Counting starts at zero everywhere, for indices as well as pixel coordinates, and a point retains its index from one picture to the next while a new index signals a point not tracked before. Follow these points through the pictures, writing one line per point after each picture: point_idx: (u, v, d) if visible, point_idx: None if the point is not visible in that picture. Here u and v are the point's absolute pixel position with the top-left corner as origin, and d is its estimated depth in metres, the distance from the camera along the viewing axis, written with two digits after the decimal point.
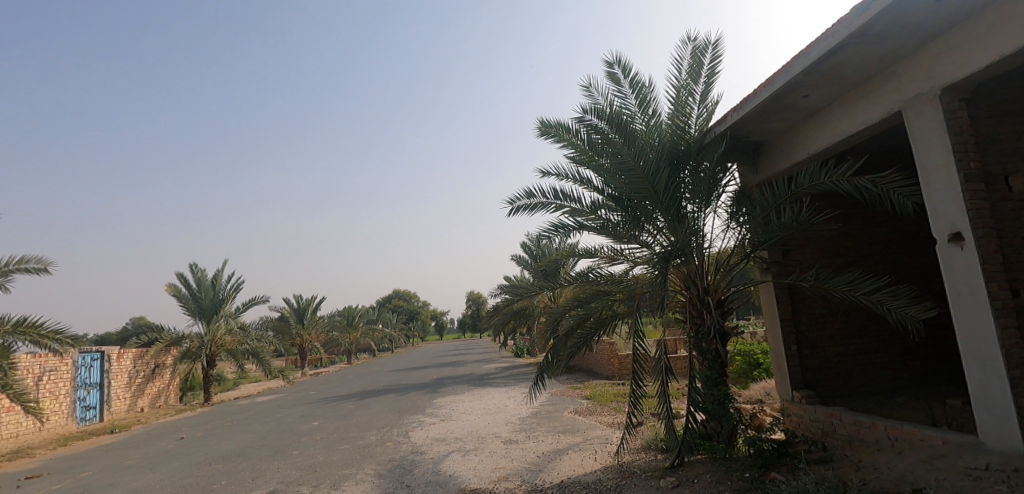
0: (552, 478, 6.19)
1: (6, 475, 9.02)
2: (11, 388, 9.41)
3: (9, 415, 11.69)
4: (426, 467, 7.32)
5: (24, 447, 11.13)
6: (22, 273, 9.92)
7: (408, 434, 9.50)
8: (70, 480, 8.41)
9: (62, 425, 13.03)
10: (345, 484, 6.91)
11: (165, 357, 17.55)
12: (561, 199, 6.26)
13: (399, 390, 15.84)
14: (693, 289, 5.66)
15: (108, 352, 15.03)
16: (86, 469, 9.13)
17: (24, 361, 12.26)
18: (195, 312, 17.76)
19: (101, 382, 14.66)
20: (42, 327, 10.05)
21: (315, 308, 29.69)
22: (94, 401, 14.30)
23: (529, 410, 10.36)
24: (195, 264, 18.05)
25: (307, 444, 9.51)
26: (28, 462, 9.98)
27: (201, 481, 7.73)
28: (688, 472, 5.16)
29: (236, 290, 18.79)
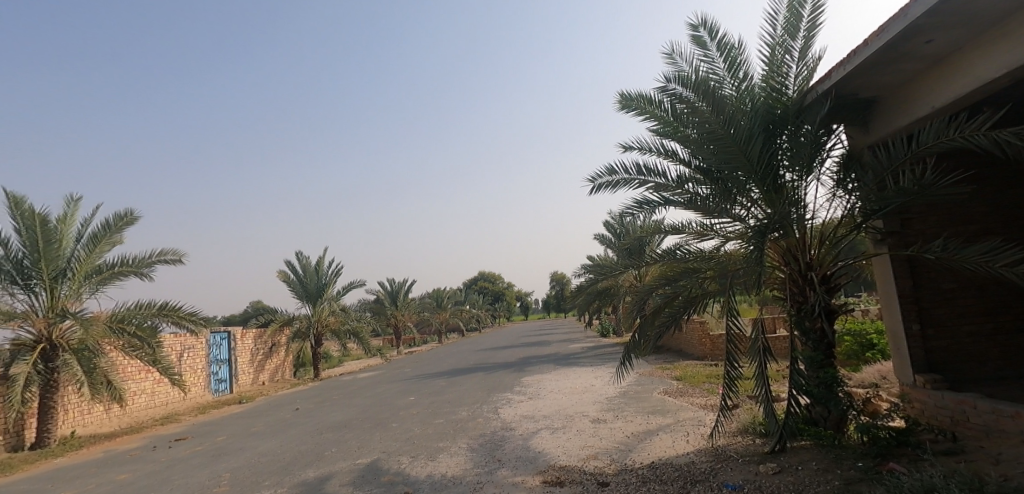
0: (642, 458, 6.06)
1: (160, 437, 10.33)
2: (160, 363, 10.98)
3: (160, 386, 13.37)
4: (516, 443, 7.47)
5: (172, 414, 12.71)
6: (163, 263, 11.19)
7: (498, 411, 9.71)
8: (208, 444, 9.44)
9: (201, 395, 14.73)
10: (440, 456, 7.20)
11: (280, 336, 19.20)
12: (645, 174, 6.02)
13: (486, 368, 16.22)
14: (794, 265, 5.24)
15: (234, 331, 16.62)
16: (221, 433, 10.24)
17: (169, 340, 13.84)
18: (301, 295, 19.18)
19: (230, 358, 16.30)
20: (180, 309, 11.26)
21: (406, 291, 31.13)
22: (224, 374, 15.96)
23: (617, 390, 10.23)
24: (301, 251, 19.50)
25: (404, 418, 10.00)
26: (175, 427, 11.35)
27: (315, 448, 8.39)
28: (791, 459, 4.84)
29: (337, 275, 20.05)
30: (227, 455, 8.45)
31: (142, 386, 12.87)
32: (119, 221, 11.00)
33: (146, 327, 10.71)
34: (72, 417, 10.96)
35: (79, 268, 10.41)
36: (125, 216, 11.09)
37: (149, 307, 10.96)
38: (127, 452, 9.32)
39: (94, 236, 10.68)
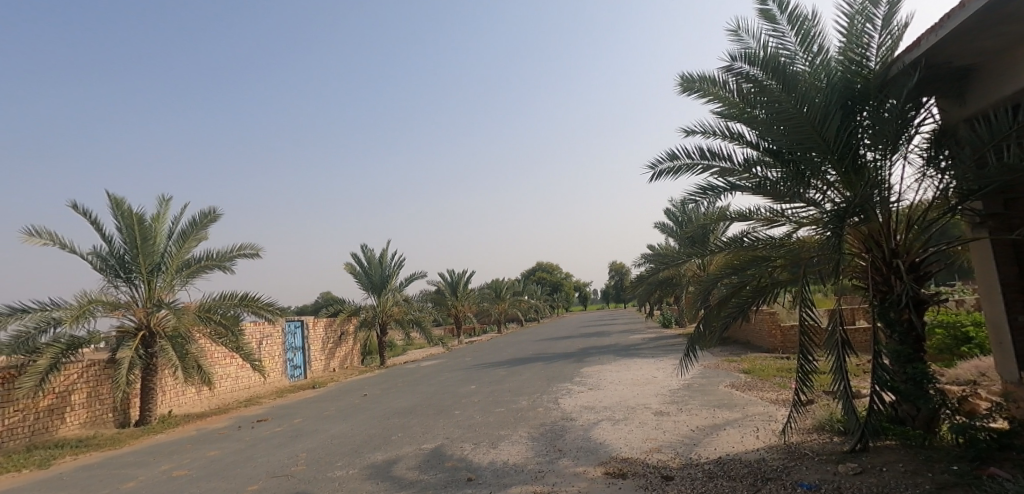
0: (709, 453, 5.85)
1: (243, 418, 11.03)
2: (242, 349, 11.72)
3: (243, 371, 14.29)
4: (577, 434, 7.41)
5: (254, 397, 13.57)
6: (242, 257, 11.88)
7: (558, 401, 9.68)
8: (286, 425, 9.99)
9: (280, 380, 15.64)
10: (502, 444, 7.26)
11: (348, 325, 20.00)
12: (709, 159, 5.76)
13: (546, 358, 16.22)
14: (876, 252, 4.86)
15: (307, 320, 17.47)
16: (297, 416, 10.80)
17: (250, 328, 14.73)
18: (367, 287, 19.86)
19: (303, 346, 17.16)
20: (259, 300, 11.92)
21: (466, 282, 31.61)
22: (299, 361, 16.84)
23: (680, 382, 9.94)
24: (366, 244, 20.19)
25: (466, 406, 10.17)
26: (256, 409, 12.10)
27: (382, 433, 8.69)
28: (873, 459, 4.51)
29: (399, 266, 20.62)
30: (303, 436, 8.90)
31: (228, 370, 13.80)
32: (204, 219, 11.76)
33: (230, 316, 11.42)
34: (169, 398, 11.93)
35: (170, 263, 11.21)
36: (209, 214, 11.84)
37: (231, 298, 11.67)
38: (215, 430, 10.03)
39: (183, 233, 11.49)
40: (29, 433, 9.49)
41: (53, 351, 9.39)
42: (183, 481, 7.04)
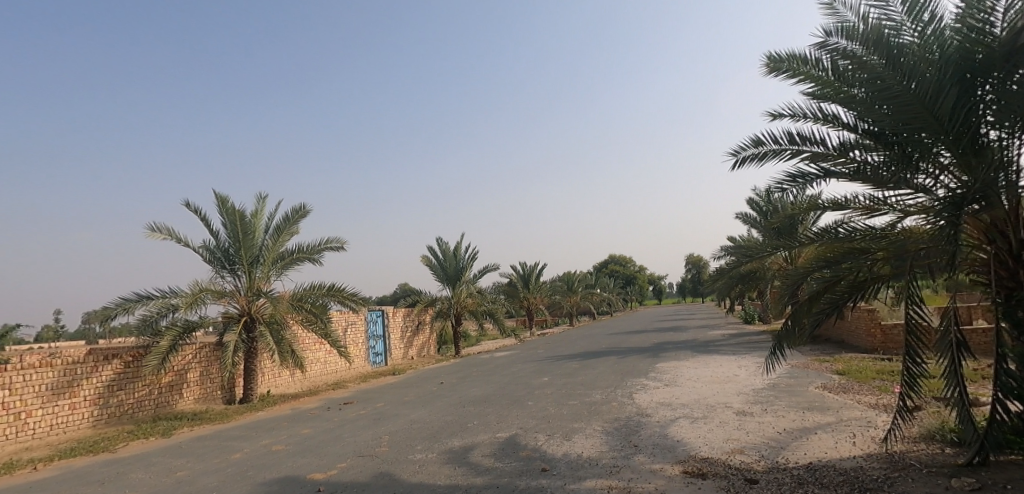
0: (798, 458, 5.47)
1: (331, 401, 11.68)
2: (330, 336, 12.41)
3: (330, 356, 15.15)
4: (653, 430, 7.19)
5: (340, 381, 14.37)
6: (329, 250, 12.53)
7: (633, 396, 9.46)
8: (370, 408, 10.46)
9: (363, 366, 16.47)
10: (575, 437, 7.19)
11: (424, 315, 20.64)
12: (799, 144, 5.36)
13: (620, 352, 15.92)
14: (1001, 245, 4.32)
15: (387, 309, 18.19)
16: (379, 400, 11.30)
17: (336, 316, 15.56)
18: (442, 278, 20.36)
19: (384, 334, 17.91)
20: (345, 290, 12.55)
21: (537, 274, 31.69)
22: (380, 348, 17.60)
23: (764, 382, 9.41)
24: (441, 237, 20.69)
25: (539, 397, 10.18)
26: (343, 392, 12.79)
27: (458, 420, 8.87)
28: (996, 474, 4.04)
29: (473, 259, 20.98)
30: (386, 420, 9.28)
31: (317, 355, 14.67)
32: (296, 214, 12.50)
33: (319, 305, 12.13)
34: (269, 378, 12.90)
35: (268, 255, 12.02)
36: (300, 210, 12.57)
37: (320, 288, 12.37)
38: (308, 410, 10.70)
39: (278, 228, 12.28)
40: (153, 406, 10.62)
41: (173, 334, 10.39)
42: (281, 455, 7.56)
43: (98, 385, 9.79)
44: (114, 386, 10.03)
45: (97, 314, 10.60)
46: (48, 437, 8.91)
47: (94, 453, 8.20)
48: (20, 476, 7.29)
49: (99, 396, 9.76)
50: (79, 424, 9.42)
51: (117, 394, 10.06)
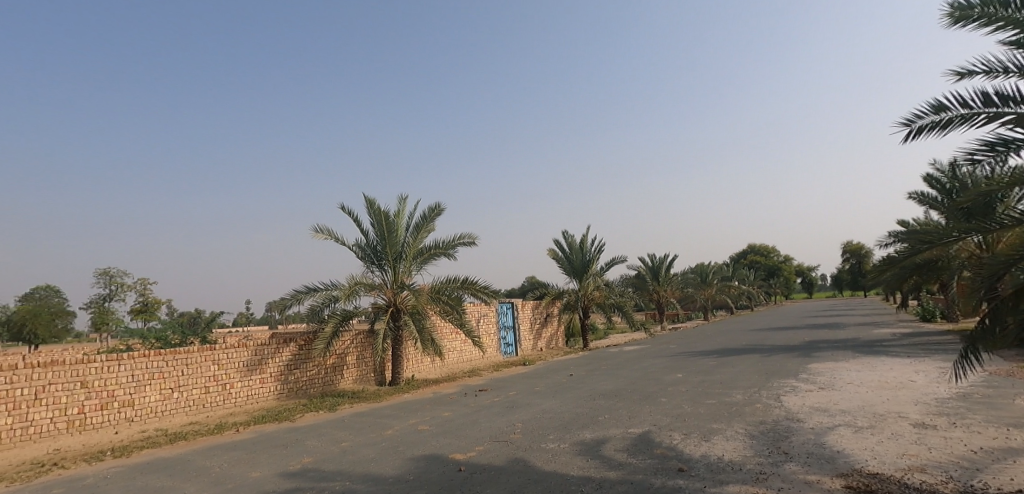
0: (1001, 483, 4.53)
1: (467, 387, 12.21)
2: (465, 326, 12.98)
3: (465, 345, 15.87)
4: (806, 437, 6.46)
5: (475, 369, 14.99)
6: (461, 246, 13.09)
7: (781, 399, 8.60)
8: (503, 396, 10.75)
9: (495, 355, 17.08)
10: (715, 438, 6.70)
11: (553, 308, 20.76)
12: (998, 106, 4.41)
13: (764, 350, 14.64)
14: None
15: (516, 301, 18.58)
16: (512, 389, 11.56)
17: (469, 307, 16.26)
18: (568, 271, 20.28)
19: (514, 325, 18.35)
20: (477, 283, 13.02)
21: (668, 266, 30.35)
22: (511, 339, 18.07)
23: (950, 391, 7.99)
24: (566, 231, 20.63)
25: (674, 394, 9.70)
26: (478, 379, 13.30)
27: (589, 412, 8.75)
28: None
29: (600, 251, 20.66)
30: (518, 408, 9.46)
31: (454, 344, 15.45)
32: (432, 212, 13.21)
33: (455, 297, 12.74)
34: (412, 364, 13.89)
35: (409, 251, 12.85)
36: (436, 208, 13.27)
37: (455, 281, 12.96)
38: (447, 395, 11.29)
39: (416, 226, 13.05)
40: (322, 384, 11.94)
41: (335, 321, 11.52)
42: (426, 434, 8.03)
43: (280, 364, 11.25)
44: (291, 365, 11.45)
45: (276, 303, 12.12)
46: (244, 405, 10.52)
47: (278, 421, 9.43)
48: (226, 435, 8.61)
49: (280, 373, 11.21)
50: (266, 396, 10.91)
51: (293, 372, 11.46)
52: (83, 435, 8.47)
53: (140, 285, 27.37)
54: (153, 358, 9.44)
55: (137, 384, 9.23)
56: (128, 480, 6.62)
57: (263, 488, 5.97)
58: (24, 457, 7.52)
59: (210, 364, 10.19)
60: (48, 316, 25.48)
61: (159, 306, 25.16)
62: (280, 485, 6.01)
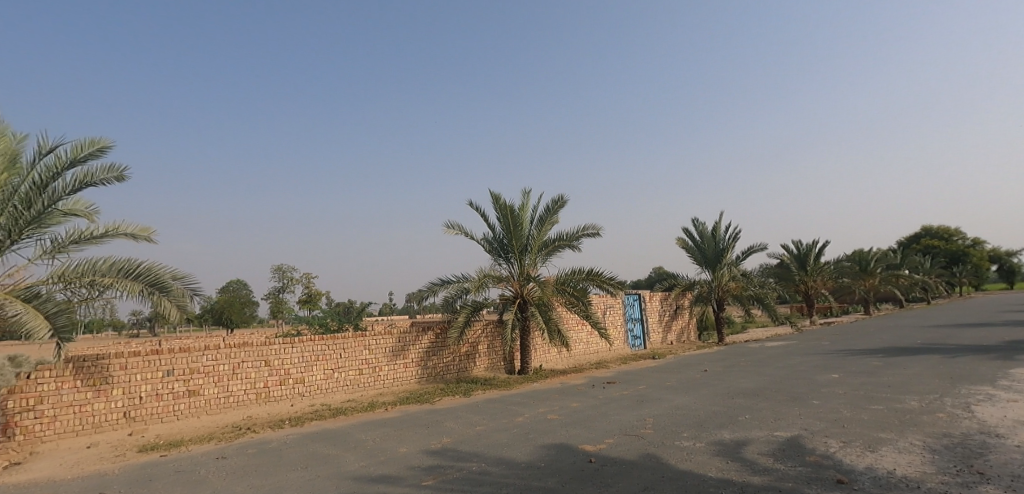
0: None
1: (595, 379, 11.98)
2: (591, 318, 12.76)
3: (592, 337, 15.63)
4: (1011, 456, 5.31)
5: (603, 361, 14.72)
6: (585, 237, 12.86)
7: (972, 408, 7.21)
8: (633, 390, 10.37)
9: (623, 348, 16.64)
10: (884, 450, 5.78)
11: (683, 299, 19.66)
12: None
13: (944, 351, 12.49)
14: None
15: (643, 293, 17.87)
16: (642, 383, 11.12)
17: (595, 299, 16.00)
18: (700, 261, 19.03)
19: (642, 317, 17.69)
20: (602, 275, 12.71)
21: (818, 254, 27.33)
22: (638, 331, 17.47)
23: None
24: (695, 218, 19.26)
25: (829, 396, 8.62)
26: (607, 372, 13.00)
27: (729, 412, 8.08)
28: None
29: (735, 239, 19.12)
30: (649, 402, 9.05)
31: (580, 335, 15.29)
32: (555, 205, 13.11)
33: (580, 289, 12.58)
34: (540, 354, 14.04)
35: (534, 244, 12.89)
36: (559, 201, 13.16)
37: (580, 273, 12.76)
38: (575, 386, 11.17)
39: (541, 218, 13.03)
40: (457, 370, 12.49)
41: (466, 311, 11.94)
42: (556, 423, 7.99)
43: (420, 350, 11.97)
44: (430, 352, 12.12)
45: (415, 295, 12.89)
46: (392, 387, 11.38)
47: (420, 403, 10.03)
48: (377, 413, 9.34)
49: (421, 358, 11.92)
50: (409, 379, 11.69)
51: (431, 358, 12.12)
52: (269, 404, 9.81)
53: (305, 279, 31.03)
54: (318, 342, 10.56)
55: (306, 363, 10.38)
56: (301, 446, 7.46)
57: (408, 463, 6.33)
58: (227, 420, 8.98)
59: (362, 348, 11.14)
60: (238, 304, 29.89)
61: (320, 297, 28.26)
62: (423, 462, 6.32)
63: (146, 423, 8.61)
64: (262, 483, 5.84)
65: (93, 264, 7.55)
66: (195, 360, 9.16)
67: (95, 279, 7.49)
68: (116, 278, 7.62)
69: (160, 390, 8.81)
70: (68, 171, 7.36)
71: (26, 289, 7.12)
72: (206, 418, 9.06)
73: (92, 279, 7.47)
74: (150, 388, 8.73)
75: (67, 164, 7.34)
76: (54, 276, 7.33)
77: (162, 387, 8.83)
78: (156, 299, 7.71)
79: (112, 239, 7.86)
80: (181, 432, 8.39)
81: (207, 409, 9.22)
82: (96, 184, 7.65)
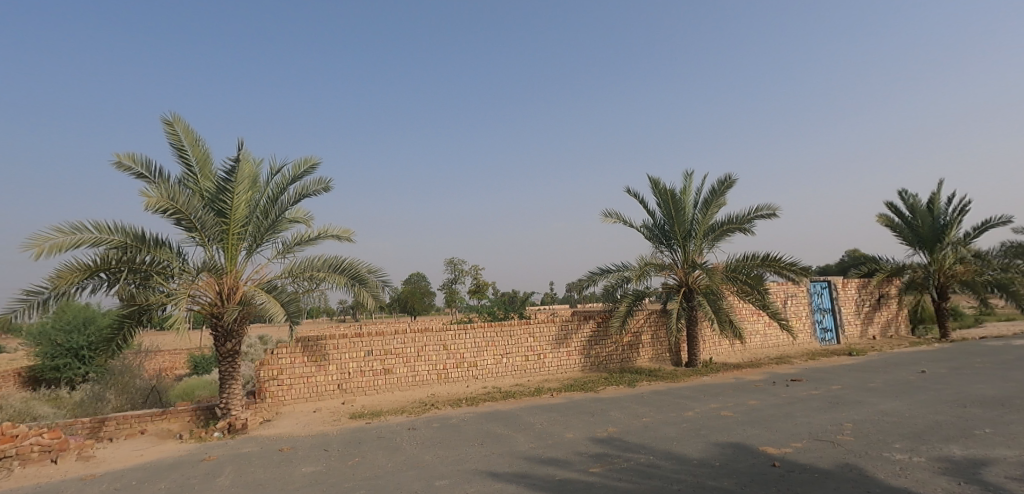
0: None
1: (777, 375, 10.75)
2: (769, 308, 11.50)
3: (772, 329, 14.10)
4: None
5: (785, 356, 13.20)
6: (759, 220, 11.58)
7: None
8: (826, 390, 9.07)
9: (808, 342, 14.75)
10: None
11: (889, 287, 16.74)
12: None
13: None
14: None
15: (835, 280, 15.61)
16: (837, 382, 9.68)
17: (773, 287, 14.43)
18: (911, 241, 16.04)
19: (833, 308, 15.49)
20: (782, 260, 11.36)
21: None
22: (829, 324, 15.35)
23: None
24: (904, 189, 16.10)
25: None
26: (791, 368, 11.60)
27: (959, 423, 6.59)
28: None
29: (961, 213, 15.69)
30: (847, 405, 7.81)
31: (756, 327, 13.90)
32: (722, 185, 12.01)
33: (754, 276, 11.40)
34: (709, 346, 13.09)
35: (699, 229, 11.98)
36: (726, 181, 12.03)
37: (754, 259, 11.54)
38: (751, 382, 10.14)
39: (706, 202, 12.04)
40: (620, 360, 12.18)
41: (628, 301, 11.52)
42: (732, 421, 7.28)
43: (584, 338, 11.90)
44: (593, 340, 11.98)
45: (575, 284, 12.85)
46: (558, 374, 11.49)
47: (585, 390, 9.95)
48: (543, 398, 9.48)
49: (583, 347, 11.85)
50: (574, 367, 11.70)
51: (594, 347, 11.98)
52: (449, 384, 10.56)
53: (474, 270, 33.00)
54: (487, 328, 11.06)
55: (478, 348, 10.93)
56: (478, 424, 7.86)
57: (575, 449, 6.25)
58: (416, 396, 9.87)
59: (528, 336, 11.41)
60: (418, 294, 32.96)
61: (487, 287, 29.86)
62: (591, 449, 6.19)
63: (355, 395, 9.86)
64: (443, 455, 6.24)
65: (312, 261, 8.70)
66: (388, 343, 10.23)
67: (313, 273, 8.64)
68: (328, 273, 8.74)
69: (363, 367, 10.01)
70: (291, 186, 8.63)
71: (266, 283, 8.47)
72: (400, 393, 10.06)
73: (310, 274, 8.62)
74: (356, 365, 9.97)
75: (290, 180, 8.61)
76: (284, 272, 8.62)
77: (364, 364, 10.02)
78: (357, 291, 8.76)
79: (323, 240, 9.06)
80: (381, 403, 9.43)
81: (399, 385, 10.23)
82: (310, 195, 8.85)
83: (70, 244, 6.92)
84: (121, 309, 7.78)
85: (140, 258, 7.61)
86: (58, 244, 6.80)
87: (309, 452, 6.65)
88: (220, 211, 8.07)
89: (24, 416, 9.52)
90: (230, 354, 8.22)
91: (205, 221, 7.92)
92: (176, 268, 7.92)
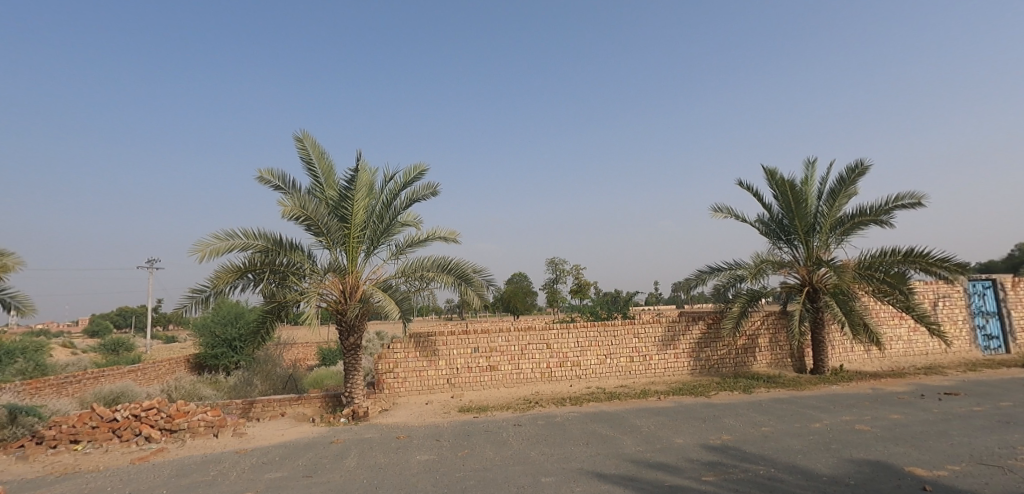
0: None
1: (928, 387, 9.53)
2: (914, 311, 10.25)
3: (919, 335, 12.53)
4: None
5: (936, 365, 11.68)
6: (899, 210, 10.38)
7: None
8: (991, 407, 7.90)
9: (966, 350, 12.93)
10: None
11: None
12: None
13: None
14: None
15: (1001, 279, 13.51)
16: (1005, 398, 8.39)
17: (919, 287, 12.86)
18: None
19: (1000, 311, 13.42)
20: (929, 256, 10.10)
21: None
22: (995, 330, 13.32)
23: None
24: None
25: None
26: (944, 380, 10.25)
27: None
28: None
29: None
30: (1018, 426, 6.75)
31: (899, 332, 12.46)
32: (852, 173, 10.91)
33: (894, 274, 10.22)
34: (839, 352, 11.97)
35: (824, 223, 10.99)
36: (857, 168, 10.90)
37: (893, 255, 10.37)
38: (893, 394, 9.09)
39: (832, 192, 11.02)
40: (734, 364, 11.52)
41: (741, 301, 10.84)
42: (870, 437, 6.59)
43: (692, 340, 11.41)
44: (702, 343, 11.45)
45: (682, 284, 12.37)
46: (664, 377, 11.14)
47: (695, 395, 9.56)
48: (650, 401, 9.25)
49: (692, 349, 11.37)
50: (681, 370, 11.28)
51: (704, 350, 11.44)
52: (552, 383, 10.66)
53: (575, 270, 32.84)
54: (591, 328, 11.00)
55: (581, 348, 10.91)
56: (583, 424, 7.84)
57: (686, 455, 6.04)
58: (521, 393, 10.10)
59: (632, 336, 11.18)
60: (520, 293, 33.46)
61: (589, 287, 29.59)
62: (703, 456, 5.96)
63: (464, 390, 10.30)
64: (548, 453, 6.32)
65: (422, 262, 9.20)
66: (493, 340, 10.56)
67: (424, 273, 9.12)
68: (437, 273, 9.19)
69: (470, 364, 10.41)
70: (402, 192, 9.21)
71: (383, 283, 9.11)
72: (506, 390, 10.34)
73: (421, 274, 9.12)
74: (464, 361, 10.40)
75: (401, 186, 9.18)
76: (397, 272, 9.22)
77: (472, 361, 10.43)
78: (463, 290, 9.14)
79: (431, 242, 9.57)
80: (488, 399, 9.78)
81: (505, 382, 10.51)
82: (420, 200, 9.38)
83: (225, 248, 7.95)
84: (264, 305, 8.80)
85: (279, 260, 8.52)
86: (215, 249, 7.84)
87: (423, 441, 7.07)
88: (344, 217, 8.82)
89: (192, 396, 11.12)
90: (352, 347, 8.96)
91: (331, 227, 8.70)
92: (307, 269, 8.78)
